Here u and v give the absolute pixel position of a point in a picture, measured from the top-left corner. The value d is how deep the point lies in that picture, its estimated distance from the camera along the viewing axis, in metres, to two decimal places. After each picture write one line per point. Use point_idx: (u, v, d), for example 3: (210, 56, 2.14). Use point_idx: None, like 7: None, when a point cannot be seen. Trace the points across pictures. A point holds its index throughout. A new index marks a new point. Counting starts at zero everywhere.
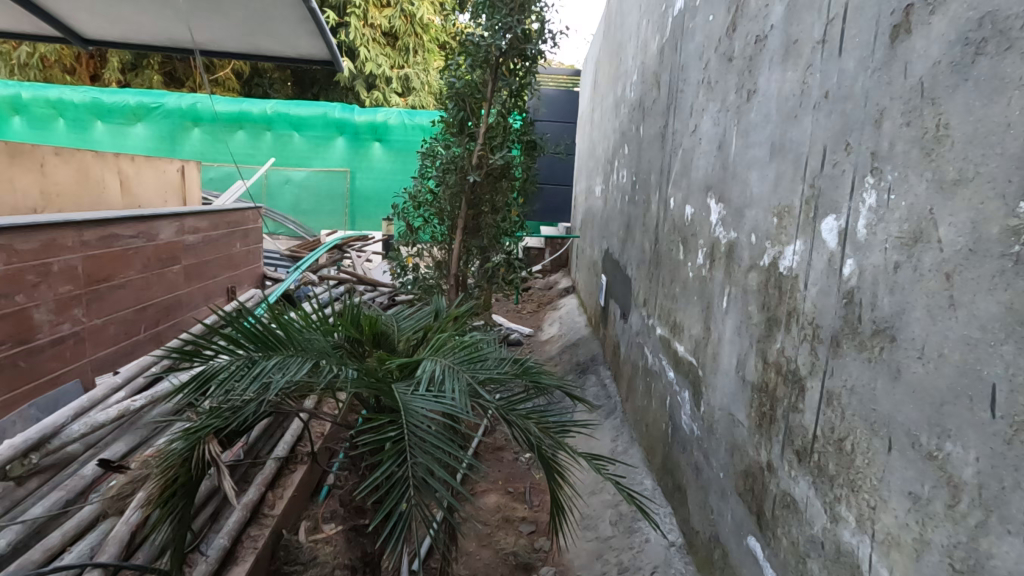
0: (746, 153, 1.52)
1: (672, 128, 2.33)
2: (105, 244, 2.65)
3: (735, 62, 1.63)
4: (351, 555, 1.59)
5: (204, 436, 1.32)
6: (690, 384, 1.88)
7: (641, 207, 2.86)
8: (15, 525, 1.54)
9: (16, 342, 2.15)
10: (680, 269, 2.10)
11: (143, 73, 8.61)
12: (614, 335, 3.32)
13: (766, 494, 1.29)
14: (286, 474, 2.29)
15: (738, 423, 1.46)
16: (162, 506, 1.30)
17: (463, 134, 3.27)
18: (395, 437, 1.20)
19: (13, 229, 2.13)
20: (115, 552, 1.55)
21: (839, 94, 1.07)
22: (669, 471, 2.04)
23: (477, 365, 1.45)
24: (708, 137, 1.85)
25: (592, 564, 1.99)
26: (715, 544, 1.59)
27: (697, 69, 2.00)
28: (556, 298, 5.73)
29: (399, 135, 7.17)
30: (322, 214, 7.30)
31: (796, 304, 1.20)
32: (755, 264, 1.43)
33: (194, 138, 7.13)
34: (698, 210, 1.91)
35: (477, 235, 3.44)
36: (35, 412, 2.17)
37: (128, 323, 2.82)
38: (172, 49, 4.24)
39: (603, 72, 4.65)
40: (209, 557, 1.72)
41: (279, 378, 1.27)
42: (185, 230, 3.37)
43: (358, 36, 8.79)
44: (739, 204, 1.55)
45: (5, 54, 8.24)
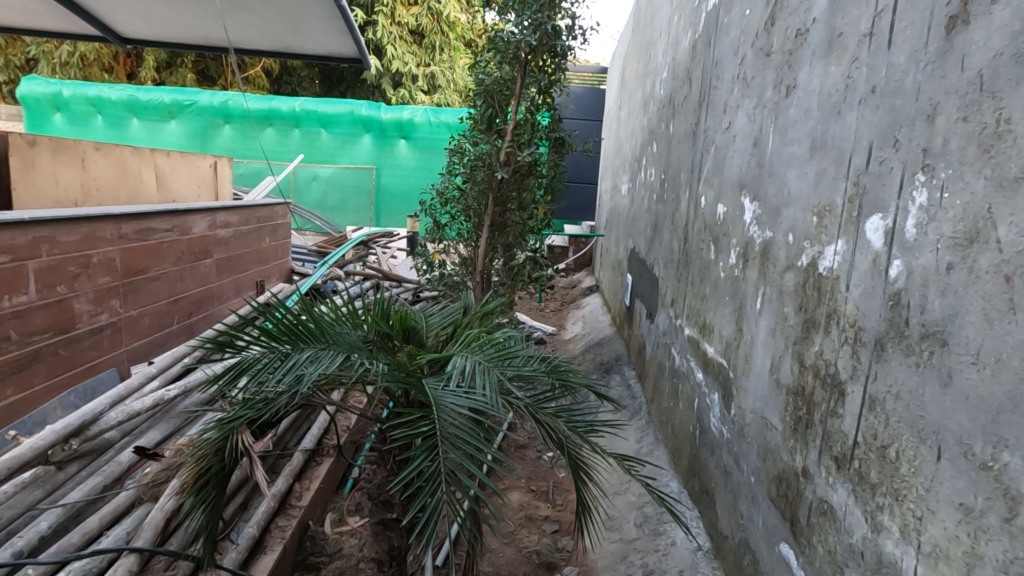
0: (784, 150, 1.48)
1: (704, 126, 2.28)
2: (142, 237, 2.72)
3: (773, 57, 1.59)
4: (378, 549, 1.59)
5: (237, 426, 1.34)
6: (719, 386, 1.84)
7: (670, 206, 2.82)
8: (56, 508, 1.59)
9: (57, 331, 2.22)
10: (710, 269, 2.06)
11: (177, 72, 8.81)
12: (639, 335, 3.28)
13: (801, 501, 1.26)
14: (312, 466, 2.31)
15: (772, 427, 1.43)
16: (196, 494, 1.33)
17: (491, 130, 3.25)
18: (427, 431, 1.20)
19: (55, 221, 2.20)
20: (150, 537, 1.58)
21: (888, 89, 1.03)
22: (696, 474, 2.01)
23: (507, 361, 1.44)
24: (742, 134, 1.81)
25: (617, 565, 1.97)
26: (745, 549, 1.56)
27: (732, 65, 1.96)
28: (580, 297, 5.69)
29: (424, 133, 7.21)
30: (348, 210, 7.39)
31: (836, 305, 1.17)
32: (792, 265, 1.39)
33: (225, 135, 7.27)
34: (731, 209, 1.87)
35: (503, 232, 3.42)
36: (74, 399, 2.25)
37: (162, 315, 2.89)
38: (206, 48, 4.33)
39: (631, 69, 4.60)
40: (239, 545, 1.75)
41: (311, 371, 1.28)
42: (217, 224, 3.43)
43: (385, 35, 8.88)
44: (776, 202, 1.51)
45: (47, 54, 8.50)
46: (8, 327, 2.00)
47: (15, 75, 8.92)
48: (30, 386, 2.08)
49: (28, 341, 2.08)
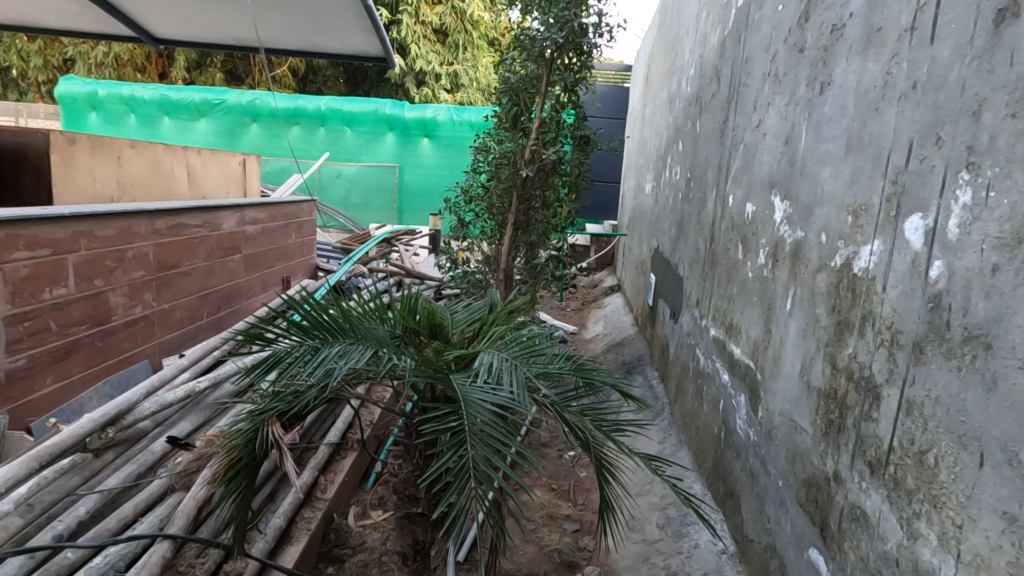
0: (818, 148, 1.45)
1: (733, 124, 2.25)
2: (174, 233, 2.79)
3: (807, 53, 1.55)
4: (402, 542, 1.62)
5: (267, 418, 1.37)
6: (746, 387, 1.82)
7: (696, 205, 2.79)
8: (93, 494, 1.64)
9: (94, 323, 2.28)
10: (737, 269, 2.03)
11: (207, 72, 9.01)
12: (662, 335, 3.26)
13: (832, 506, 1.24)
14: (337, 460, 2.34)
15: (801, 431, 1.40)
16: (227, 484, 1.36)
17: (516, 129, 3.27)
18: (456, 426, 1.21)
19: (92, 216, 2.26)
20: (183, 524, 1.62)
21: (930, 85, 1.00)
22: (720, 477, 1.98)
23: (533, 359, 1.44)
24: (773, 132, 1.78)
25: (639, 567, 1.95)
26: (771, 554, 1.53)
27: (763, 62, 1.93)
28: (601, 296, 5.66)
29: (447, 131, 7.25)
30: (371, 208, 7.46)
31: (872, 307, 1.14)
32: (824, 265, 1.37)
33: (252, 134, 7.41)
34: (761, 208, 1.84)
35: (526, 230, 3.41)
36: (109, 389, 2.31)
37: (192, 309, 2.96)
38: (235, 48, 4.40)
39: (656, 67, 4.55)
40: (266, 535, 1.78)
41: (342, 366, 1.30)
42: (245, 220, 3.50)
43: (409, 34, 8.95)
44: (808, 201, 1.48)
45: (84, 54, 8.75)
46: (48, 319, 2.07)
47: (54, 75, 9.21)
48: (68, 375, 2.15)
49: (67, 332, 2.15)
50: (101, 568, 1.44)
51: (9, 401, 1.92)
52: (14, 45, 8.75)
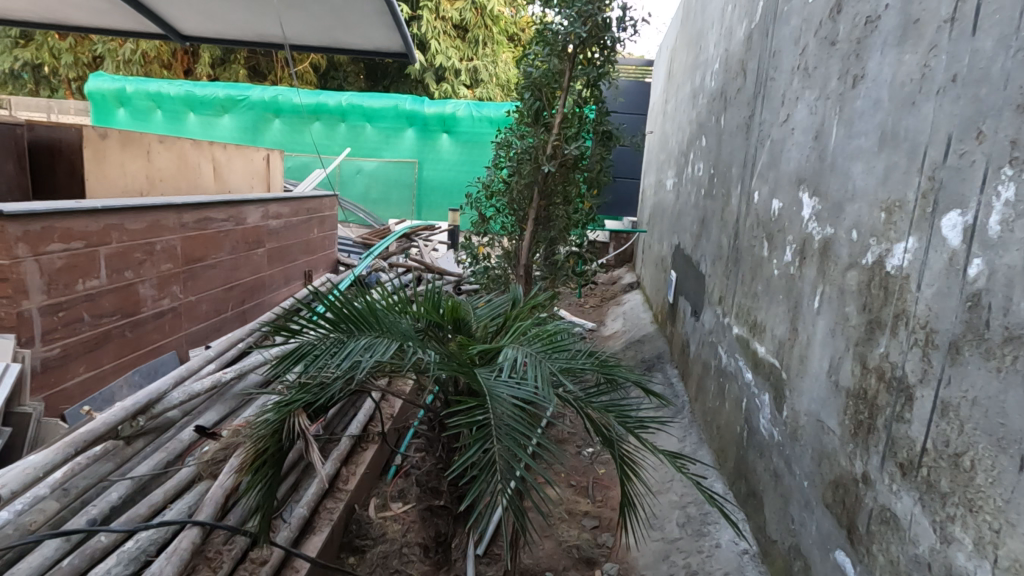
0: (849, 143, 1.42)
1: (759, 119, 2.21)
2: (201, 227, 2.84)
3: (839, 46, 1.52)
4: (425, 533, 1.64)
5: (293, 410, 1.39)
6: (771, 386, 1.79)
7: (719, 201, 2.76)
8: (125, 481, 1.69)
9: (124, 315, 2.34)
10: (763, 266, 2.01)
11: (231, 68, 9.15)
12: (683, 333, 3.23)
13: (859, 507, 1.22)
14: (358, 451, 2.36)
15: (828, 431, 1.38)
16: (254, 473, 1.39)
17: (537, 124, 3.25)
18: (481, 420, 1.22)
19: (123, 210, 2.31)
20: (211, 512, 1.65)
21: (971, 77, 0.97)
22: (742, 476, 1.96)
23: (556, 354, 1.43)
24: (802, 127, 1.75)
25: (658, 565, 1.94)
26: (795, 555, 1.52)
27: (792, 55, 1.89)
28: (620, 293, 5.63)
29: (466, 127, 7.27)
30: (391, 203, 7.52)
31: (905, 305, 1.12)
32: (855, 263, 1.34)
33: (274, 130, 7.50)
34: (788, 204, 1.81)
35: (547, 226, 3.39)
36: (139, 378, 2.37)
37: (218, 301, 3.02)
38: (259, 45, 4.46)
39: (679, 62, 4.50)
40: (290, 524, 1.82)
41: (368, 359, 1.31)
42: (269, 215, 3.55)
43: (429, 30, 8.97)
44: (839, 198, 1.45)
45: (112, 52, 8.94)
46: (81, 309, 2.12)
47: (84, 73, 9.40)
48: (100, 365, 2.21)
49: (98, 323, 2.21)
50: (132, 552, 1.48)
51: (44, 389, 1.97)
52: (47, 43, 8.98)
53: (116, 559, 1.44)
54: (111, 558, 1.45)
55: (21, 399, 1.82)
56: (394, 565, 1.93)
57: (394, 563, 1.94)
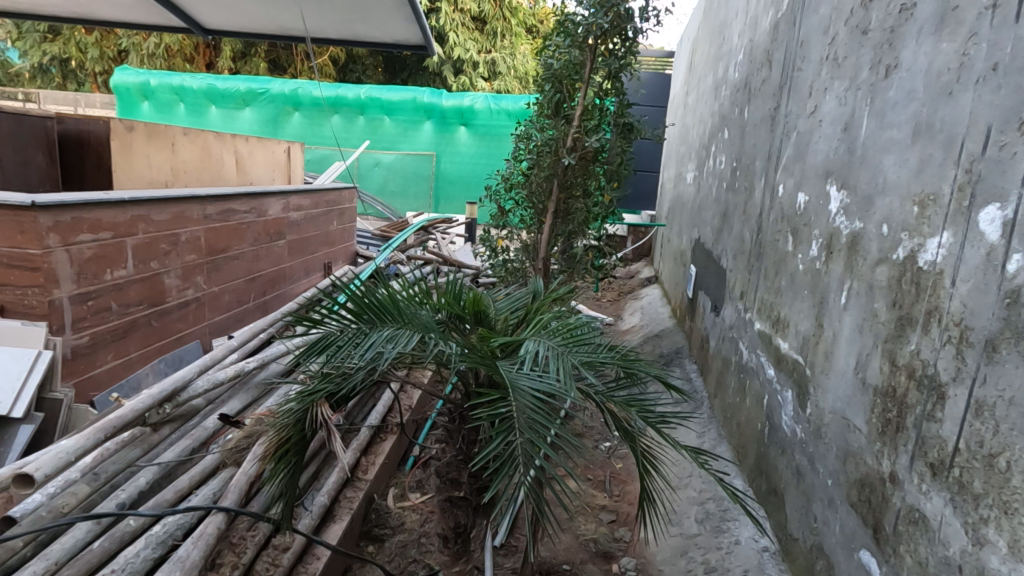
0: (880, 135, 1.38)
1: (785, 110, 2.17)
2: (223, 218, 2.88)
3: (871, 34, 1.48)
4: (444, 524, 1.65)
5: (316, 400, 1.41)
6: (794, 383, 1.76)
7: (742, 194, 2.72)
8: (152, 467, 1.72)
9: (149, 304, 2.38)
10: (787, 261, 1.97)
11: (251, 61, 9.24)
12: (702, 328, 3.20)
13: (886, 508, 1.20)
14: (377, 442, 2.38)
15: (854, 429, 1.36)
16: (277, 461, 1.41)
17: (558, 116, 3.23)
18: (504, 412, 1.22)
19: (149, 201, 2.35)
20: (235, 498, 1.68)
21: (1014, 66, 0.94)
22: (763, 473, 1.94)
23: (578, 347, 1.43)
24: (830, 118, 1.71)
25: (677, 560, 1.93)
26: (817, 554, 1.50)
27: (821, 45, 1.85)
28: (638, 288, 5.59)
29: (484, 119, 7.26)
30: (408, 196, 7.56)
31: (939, 302, 1.09)
32: (885, 258, 1.31)
33: (294, 123, 7.56)
34: (815, 197, 1.77)
35: (566, 219, 3.37)
36: (163, 367, 2.42)
37: (240, 292, 3.06)
38: (279, 37, 4.49)
39: (701, 53, 4.43)
40: (312, 512, 1.84)
41: (390, 350, 1.32)
42: (290, 207, 3.58)
43: (448, 22, 8.95)
44: (869, 191, 1.42)
45: (137, 46, 9.07)
46: (109, 299, 2.17)
47: (109, 66, 9.56)
48: (126, 353, 2.26)
49: (125, 312, 2.25)
50: (160, 536, 1.52)
51: (74, 375, 2.02)
52: (73, 37, 9.16)
53: (144, 542, 1.48)
54: (139, 541, 1.49)
55: (53, 385, 1.90)
56: (413, 554, 1.95)
57: (412, 553, 1.96)
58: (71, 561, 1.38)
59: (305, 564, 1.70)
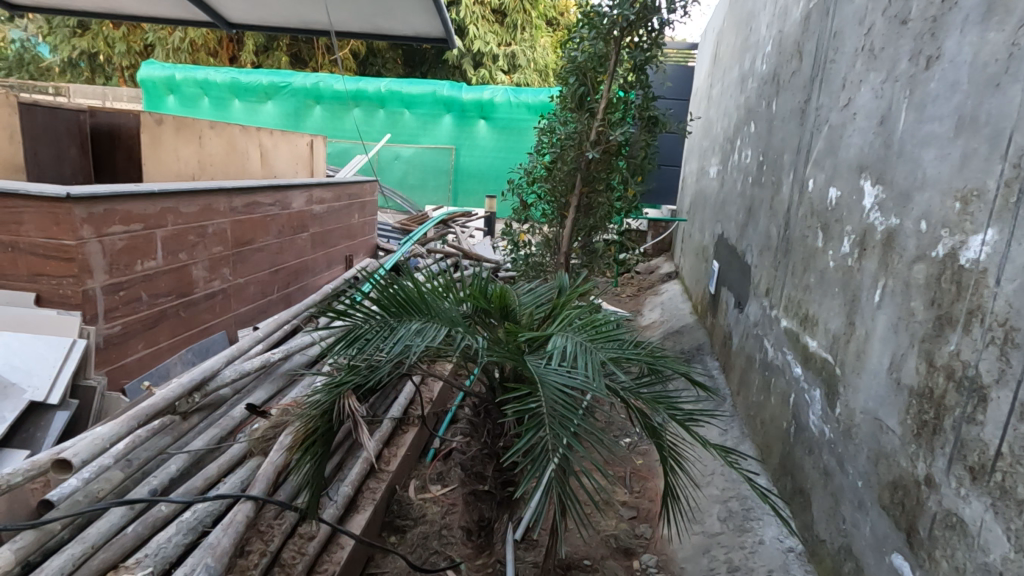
0: (920, 129, 1.34)
1: (816, 103, 2.12)
2: (249, 211, 2.92)
3: (911, 24, 1.43)
4: (468, 517, 1.66)
5: (343, 392, 1.43)
6: (822, 382, 1.73)
7: (768, 189, 2.67)
8: (182, 454, 1.76)
9: (178, 295, 2.43)
10: (816, 258, 1.93)
11: (274, 55, 9.34)
12: (725, 325, 3.16)
13: (921, 511, 1.17)
14: (399, 433, 2.40)
15: (887, 430, 1.33)
16: (304, 451, 1.43)
17: (581, 109, 3.21)
18: (534, 408, 1.22)
19: (178, 194, 2.39)
20: (263, 487, 1.71)
21: None
22: (789, 473, 1.91)
23: (605, 343, 1.42)
24: (865, 111, 1.66)
25: (699, 559, 1.92)
26: (845, 556, 1.47)
27: (856, 35, 1.80)
28: (658, 283, 5.53)
29: (504, 113, 7.24)
30: (427, 189, 7.58)
31: (981, 301, 1.06)
32: (922, 256, 1.27)
33: (315, 116, 7.62)
34: (848, 192, 1.73)
35: (588, 214, 3.36)
36: (191, 356, 2.47)
37: (264, 284, 3.11)
38: (302, 31, 4.52)
39: (726, 45, 4.35)
40: (336, 502, 1.87)
41: (418, 343, 1.32)
42: (313, 200, 3.61)
43: (468, 15, 8.92)
44: (906, 186, 1.38)
45: (162, 40, 9.21)
46: (140, 289, 2.22)
47: (136, 60, 9.73)
48: (156, 343, 2.30)
49: (155, 302, 2.30)
50: (190, 523, 1.55)
51: (106, 364, 2.07)
52: (101, 32, 9.34)
53: (176, 528, 1.51)
54: (171, 527, 1.53)
55: (87, 372, 1.95)
56: (435, 546, 1.97)
57: (434, 544, 1.98)
58: (105, 545, 1.42)
59: (330, 552, 1.73)
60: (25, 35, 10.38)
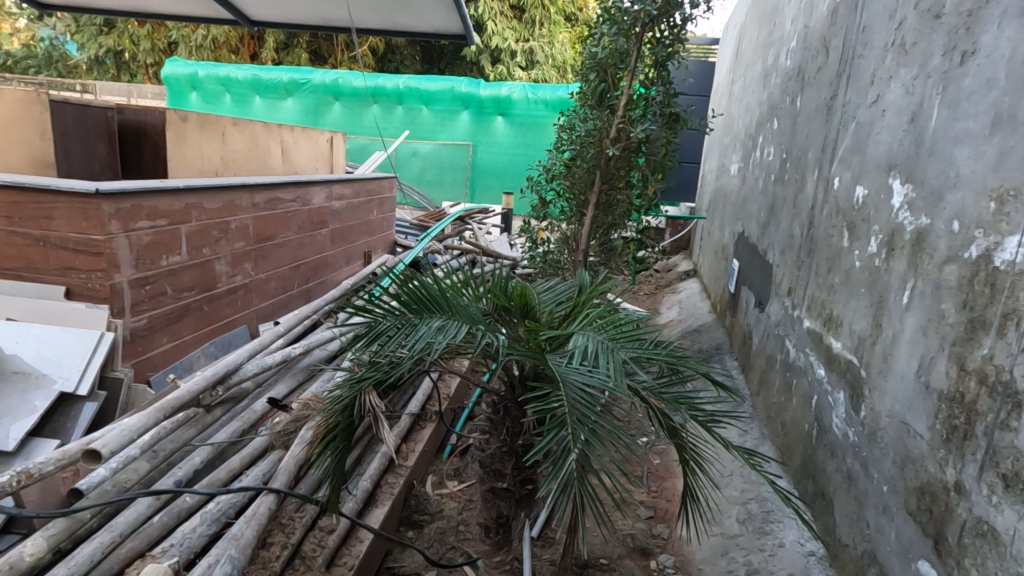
0: (953, 127, 1.31)
1: (843, 100, 2.07)
2: (270, 207, 2.95)
3: (945, 18, 1.39)
4: (486, 514, 1.67)
5: (364, 388, 1.44)
6: (846, 384, 1.70)
7: (792, 187, 2.63)
8: (206, 446, 1.80)
9: (201, 289, 2.47)
10: (841, 257, 1.90)
11: (294, 52, 9.44)
12: (744, 324, 3.12)
13: (949, 519, 1.15)
14: (417, 429, 2.42)
15: (914, 434, 1.30)
16: (326, 445, 1.45)
17: (602, 106, 3.18)
18: (556, 408, 1.22)
19: (202, 190, 2.43)
20: (285, 480, 1.74)
21: None
22: (810, 476, 1.88)
23: (626, 342, 1.41)
24: (894, 108, 1.63)
25: (717, 561, 1.90)
26: (869, 561, 1.45)
27: (885, 30, 1.76)
28: (675, 281, 5.48)
29: (522, 109, 7.22)
30: (444, 185, 7.60)
31: (1017, 304, 1.03)
32: (954, 256, 1.24)
33: (334, 113, 7.67)
34: (875, 190, 1.70)
35: (608, 211, 3.34)
36: (214, 350, 2.52)
37: (285, 279, 3.15)
38: (323, 28, 4.56)
39: (748, 40, 4.29)
40: (356, 496, 1.89)
41: (440, 340, 1.33)
42: (333, 196, 3.65)
43: (486, 11, 8.92)
44: (937, 185, 1.35)
45: (186, 37, 9.37)
46: (165, 283, 2.26)
47: (160, 58, 9.91)
48: (180, 336, 2.35)
49: (180, 296, 2.34)
50: (214, 514, 1.58)
51: (133, 356, 2.11)
52: (127, 30, 9.52)
53: (200, 519, 1.55)
54: (195, 517, 1.56)
55: (114, 365, 1.98)
56: (451, 541, 1.98)
57: (451, 540, 1.99)
58: (133, 534, 1.46)
59: (349, 546, 1.74)
60: (54, 33, 10.62)
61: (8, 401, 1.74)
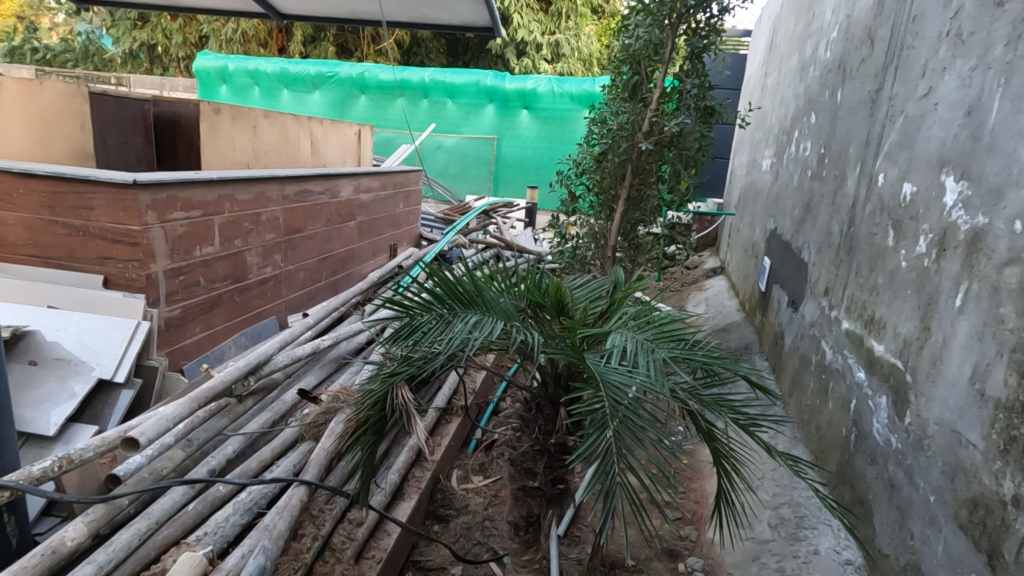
0: (1016, 120, 1.24)
1: (889, 93, 1.99)
2: (300, 199, 2.97)
3: (1009, 7, 1.32)
4: (516, 512, 1.66)
5: (396, 382, 1.43)
6: (889, 389, 1.64)
7: (830, 183, 2.54)
8: (237, 436, 1.82)
9: (233, 280, 2.50)
10: (885, 257, 1.82)
11: (321, 46, 9.53)
12: (776, 324, 3.05)
13: (1006, 534, 1.09)
14: (443, 423, 2.42)
15: (966, 444, 1.24)
16: (357, 439, 1.45)
17: (634, 98, 3.13)
18: (597, 409, 1.19)
19: (234, 182, 2.45)
20: (316, 471, 1.75)
21: None
22: (847, 482, 1.83)
23: (666, 342, 1.38)
24: (948, 102, 1.55)
25: (748, 565, 1.86)
26: (913, 572, 1.39)
27: (939, 18, 1.67)
28: (702, 278, 5.39)
29: (547, 103, 7.16)
30: (469, 179, 7.60)
31: None
32: (1015, 258, 1.18)
33: (360, 106, 7.71)
34: (925, 188, 1.63)
35: (638, 207, 3.29)
36: (244, 340, 2.55)
37: (313, 271, 3.17)
38: (351, 21, 4.57)
39: (784, 31, 4.17)
40: (384, 489, 1.90)
41: (475, 336, 1.31)
42: (360, 189, 3.65)
43: (512, 3, 8.86)
44: (997, 183, 1.28)
45: (216, 31, 9.52)
46: (198, 274, 2.29)
47: (191, 51, 10.09)
48: (212, 326, 2.39)
49: (212, 287, 2.38)
50: (246, 504, 1.60)
51: (167, 345, 2.15)
52: (160, 25, 9.72)
53: (233, 508, 1.57)
54: (228, 506, 1.58)
55: (149, 353, 2.02)
56: (477, 537, 1.98)
57: (477, 535, 1.98)
58: (168, 521, 1.48)
59: (377, 539, 1.75)
60: (91, 27, 10.87)
61: (48, 387, 1.78)
